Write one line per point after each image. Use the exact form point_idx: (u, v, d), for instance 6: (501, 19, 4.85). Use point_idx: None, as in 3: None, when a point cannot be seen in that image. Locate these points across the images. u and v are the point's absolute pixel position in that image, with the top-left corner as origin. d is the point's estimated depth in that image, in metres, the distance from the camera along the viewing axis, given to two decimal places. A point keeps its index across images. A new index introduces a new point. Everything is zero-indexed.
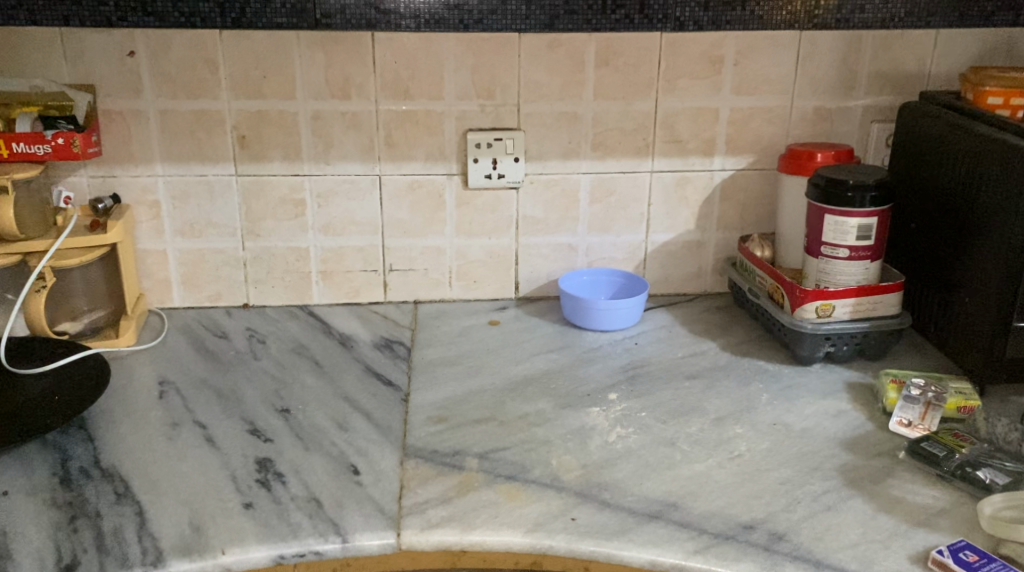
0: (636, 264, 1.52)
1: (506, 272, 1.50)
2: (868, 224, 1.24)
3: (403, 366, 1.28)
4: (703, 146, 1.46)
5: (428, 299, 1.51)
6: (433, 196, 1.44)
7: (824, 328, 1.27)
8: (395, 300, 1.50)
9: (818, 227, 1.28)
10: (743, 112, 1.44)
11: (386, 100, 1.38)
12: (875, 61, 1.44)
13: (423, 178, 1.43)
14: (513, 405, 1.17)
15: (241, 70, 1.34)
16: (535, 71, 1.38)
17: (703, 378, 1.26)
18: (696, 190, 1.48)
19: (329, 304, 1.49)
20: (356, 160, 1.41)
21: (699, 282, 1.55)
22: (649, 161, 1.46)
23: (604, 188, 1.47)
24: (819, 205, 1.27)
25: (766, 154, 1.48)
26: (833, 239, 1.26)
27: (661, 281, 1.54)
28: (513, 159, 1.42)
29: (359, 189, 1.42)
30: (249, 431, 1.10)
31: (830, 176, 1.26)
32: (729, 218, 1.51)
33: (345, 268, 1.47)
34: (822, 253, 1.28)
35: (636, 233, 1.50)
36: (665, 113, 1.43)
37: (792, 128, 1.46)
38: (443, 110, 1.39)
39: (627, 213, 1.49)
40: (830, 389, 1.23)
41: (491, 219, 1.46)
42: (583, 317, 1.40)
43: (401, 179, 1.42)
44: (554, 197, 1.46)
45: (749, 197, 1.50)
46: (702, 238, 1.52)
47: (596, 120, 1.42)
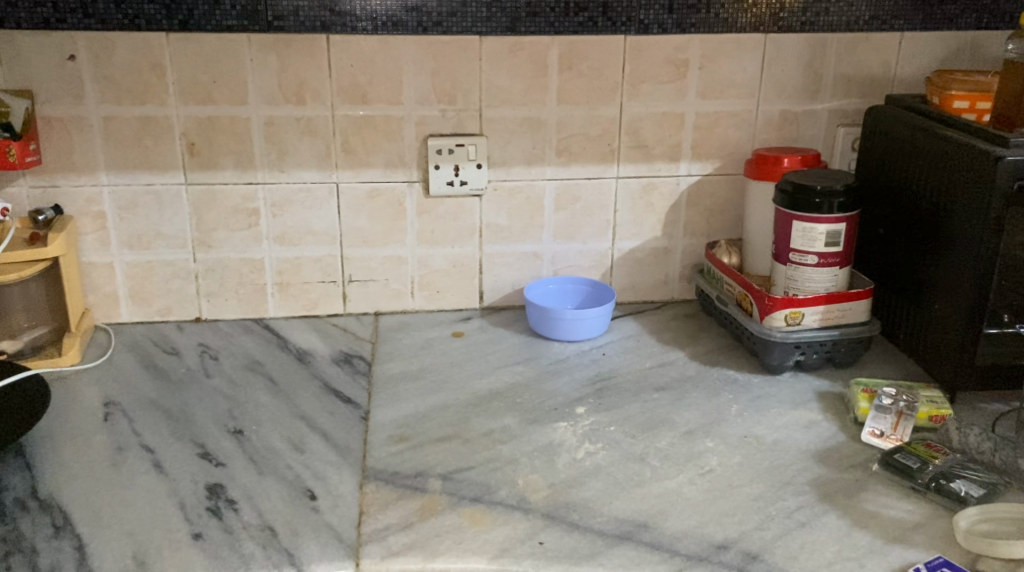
0: (602, 272, 1.49)
1: (469, 282, 1.46)
2: (836, 230, 1.23)
3: (363, 382, 1.23)
4: (668, 152, 1.43)
5: (389, 310, 1.46)
6: (393, 204, 1.39)
7: (793, 337, 1.24)
8: (354, 312, 1.45)
9: (786, 234, 1.25)
10: (710, 117, 1.42)
11: (343, 106, 1.33)
12: (841, 63, 1.42)
13: (383, 186, 1.38)
14: (477, 421, 1.13)
15: (189, 75, 1.28)
16: (497, 76, 1.35)
17: (672, 390, 1.22)
18: (662, 197, 1.46)
19: (286, 317, 1.43)
20: (313, 167, 1.36)
21: (666, 290, 1.52)
22: (615, 167, 1.42)
23: (569, 194, 1.43)
24: (787, 212, 1.24)
25: (732, 159, 1.45)
26: (801, 246, 1.24)
27: (627, 289, 1.51)
28: (475, 165, 1.38)
29: (316, 198, 1.37)
30: (199, 455, 1.04)
31: (797, 182, 1.24)
32: (695, 224, 1.48)
33: (303, 279, 1.42)
34: (791, 260, 1.26)
35: (602, 240, 1.47)
36: (630, 118, 1.40)
37: (758, 132, 1.44)
38: (403, 115, 1.35)
39: (592, 221, 1.45)
40: (801, 399, 1.20)
41: (454, 228, 1.42)
42: (548, 327, 1.36)
43: (359, 188, 1.38)
44: (517, 205, 1.42)
45: (715, 203, 1.47)
46: (669, 244, 1.49)
47: (560, 125, 1.39)
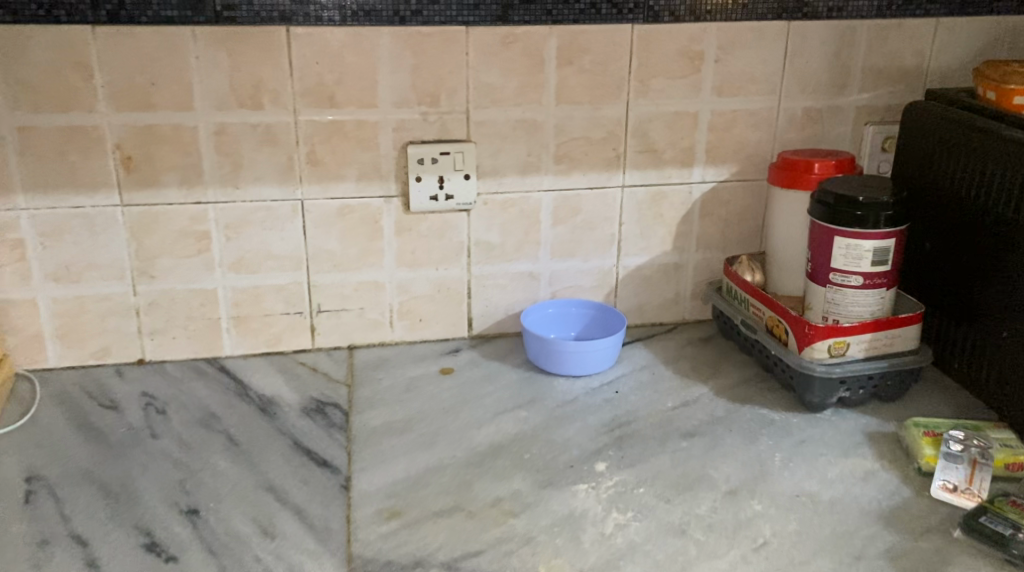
0: (606, 292, 1.31)
1: (455, 307, 1.28)
2: (885, 247, 1.07)
3: (340, 438, 1.04)
4: (679, 156, 1.26)
5: (365, 343, 1.27)
6: (368, 222, 1.21)
7: (838, 371, 1.08)
8: (324, 347, 1.26)
9: (825, 251, 1.10)
10: (726, 116, 1.25)
11: (307, 109, 1.13)
12: (870, 54, 1.25)
13: (355, 202, 1.19)
14: (481, 486, 0.95)
15: (123, 76, 1.08)
16: (488, 73, 1.16)
17: (703, 436, 1.06)
18: (673, 207, 1.28)
19: (244, 355, 1.23)
20: (272, 183, 1.16)
21: (677, 310, 1.35)
22: (620, 174, 1.25)
23: (569, 207, 1.25)
24: (827, 227, 1.09)
25: (751, 163, 1.28)
26: (844, 266, 1.08)
27: (634, 310, 1.34)
28: (463, 175, 1.20)
29: (277, 217, 1.18)
30: (145, 547, 0.85)
31: (838, 192, 1.08)
32: (709, 236, 1.31)
33: (263, 311, 1.22)
34: (831, 281, 1.10)
35: (606, 257, 1.29)
36: (637, 118, 1.22)
37: (780, 131, 1.27)
38: (378, 120, 1.16)
39: (595, 235, 1.28)
40: (850, 443, 1.04)
41: (438, 247, 1.24)
42: (549, 361, 1.19)
43: (328, 204, 1.19)
44: (510, 219, 1.25)
45: (732, 212, 1.30)
46: (680, 260, 1.32)
47: (559, 128, 1.21)
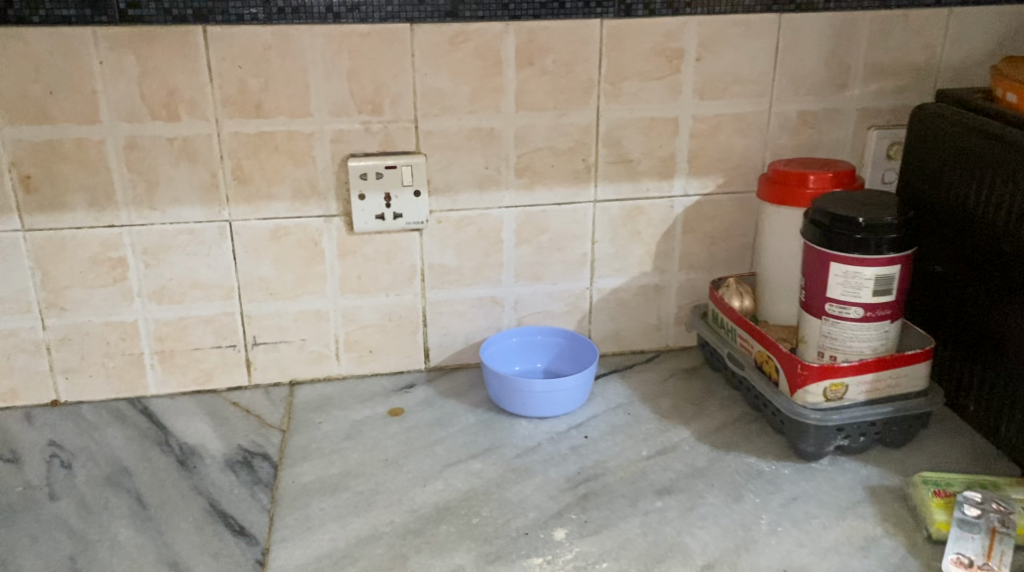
0: (579, 318, 1.18)
1: (409, 337, 1.14)
2: (888, 275, 0.93)
3: (264, 498, 0.91)
4: (657, 166, 1.12)
5: (307, 379, 1.13)
6: (306, 245, 1.07)
7: (835, 418, 0.94)
8: (261, 383, 1.13)
9: (821, 279, 0.96)
10: (710, 121, 1.11)
11: (231, 120, 1.00)
12: (872, 50, 1.11)
13: (290, 223, 1.06)
14: (419, 562, 0.82)
15: (15, 86, 0.94)
16: (437, 77, 1.03)
17: (679, 493, 0.92)
18: (652, 223, 1.15)
19: (171, 394, 1.11)
20: (194, 203, 1.03)
21: (658, 336, 1.21)
22: (591, 188, 1.11)
23: (534, 224, 1.12)
24: (822, 251, 0.95)
25: (739, 173, 1.14)
26: (841, 296, 0.95)
27: (610, 337, 1.20)
28: (412, 192, 1.07)
29: (202, 242, 1.05)
30: None
31: (835, 212, 0.95)
32: (693, 255, 1.17)
33: (191, 345, 1.09)
34: (827, 312, 0.97)
35: (578, 278, 1.16)
36: (609, 125, 1.08)
37: (771, 137, 1.13)
38: (313, 131, 1.02)
39: (564, 256, 1.14)
40: (849, 501, 0.91)
41: (386, 271, 1.10)
42: (512, 401, 1.05)
43: (260, 226, 1.05)
44: (468, 239, 1.11)
45: (717, 228, 1.17)
46: (660, 281, 1.18)
47: (520, 137, 1.07)
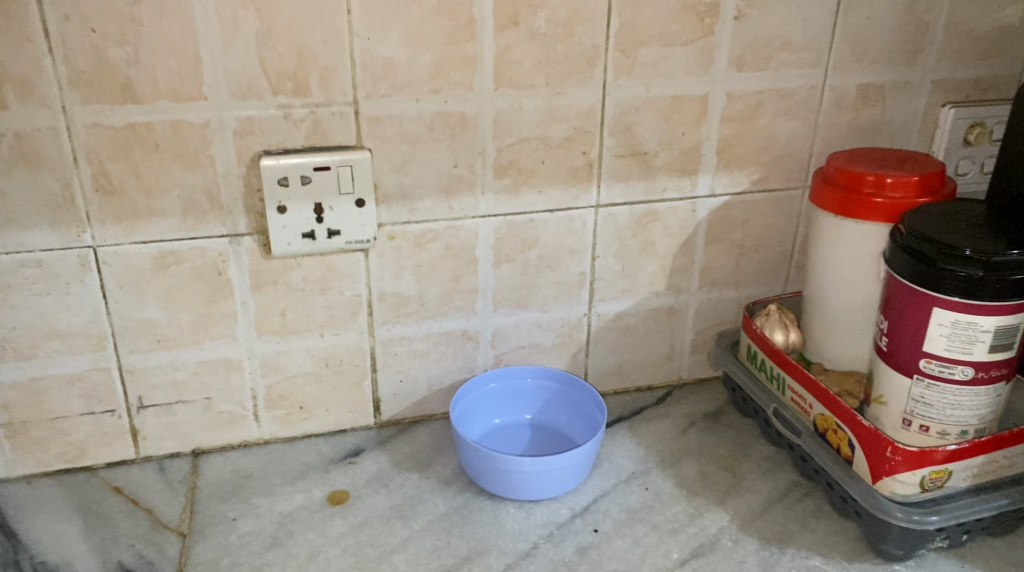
0: (573, 353, 0.92)
1: (352, 387, 0.87)
2: (1011, 327, 0.68)
3: None
4: (678, 159, 0.85)
5: (218, 446, 0.86)
6: (208, 275, 0.78)
7: (935, 519, 0.70)
8: (154, 455, 0.84)
9: (916, 327, 0.72)
10: (749, 100, 0.84)
11: (87, 107, 0.70)
12: (957, 4, 0.85)
13: (183, 247, 0.76)
14: None
15: None
16: (385, 42, 0.73)
17: None
18: (668, 232, 0.88)
19: (28, 477, 0.82)
20: (41, 225, 0.72)
21: (670, 369, 0.96)
22: (592, 189, 0.84)
23: (517, 238, 0.84)
24: (920, 292, 0.71)
25: (781, 166, 0.88)
26: (945, 352, 0.70)
27: (611, 373, 0.94)
28: (354, 201, 0.78)
29: (57, 277, 0.75)
30: None
31: (940, 240, 0.70)
32: (718, 270, 0.92)
33: (52, 413, 0.80)
34: (922, 371, 0.72)
35: (573, 303, 0.89)
36: (618, 106, 0.81)
37: (823, 119, 0.87)
38: (208, 121, 0.72)
39: (556, 277, 0.87)
40: None
41: (321, 306, 0.82)
42: (492, 482, 0.80)
43: (139, 253, 0.76)
44: (430, 260, 0.83)
45: (750, 235, 0.91)
46: (676, 303, 0.92)
47: (500, 125, 0.78)
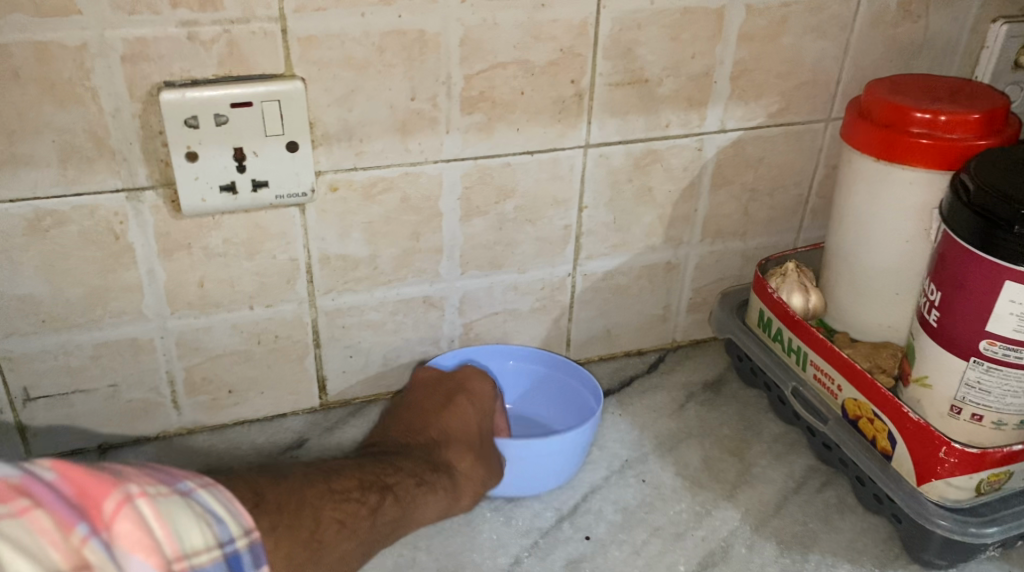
0: (553, 317, 0.78)
1: (291, 365, 0.73)
2: None
3: None
4: (686, 87, 0.70)
5: (130, 438, 0.71)
6: (100, 239, 0.62)
7: (994, 531, 0.59)
8: (49, 453, 0.69)
9: (975, 303, 0.59)
10: (772, 13, 0.68)
11: None
12: None
13: (64, 205, 0.60)
14: None
15: None
16: None
17: None
18: (669, 175, 0.73)
19: None
20: None
21: (663, 332, 0.83)
22: (583, 124, 0.68)
23: (490, 185, 0.69)
24: (983, 259, 0.58)
25: (804, 94, 0.74)
26: (1013, 333, 0.58)
27: (597, 338, 0.81)
28: (285, 144, 0.61)
29: None
30: None
31: (1009, 196, 0.57)
32: (724, 218, 0.78)
33: None
34: (981, 354, 0.60)
35: (555, 262, 0.75)
36: (617, 21, 0.65)
37: (856, 39, 0.72)
38: (85, 41, 0.55)
39: (536, 230, 0.72)
40: None
41: (248, 272, 0.67)
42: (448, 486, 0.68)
43: (4, 213, 0.59)
44: (383, 215, 0.67)
45: (763, 177, 0.77)
46: (674, 257, 0.78)
47: (469, 46, 0.62)
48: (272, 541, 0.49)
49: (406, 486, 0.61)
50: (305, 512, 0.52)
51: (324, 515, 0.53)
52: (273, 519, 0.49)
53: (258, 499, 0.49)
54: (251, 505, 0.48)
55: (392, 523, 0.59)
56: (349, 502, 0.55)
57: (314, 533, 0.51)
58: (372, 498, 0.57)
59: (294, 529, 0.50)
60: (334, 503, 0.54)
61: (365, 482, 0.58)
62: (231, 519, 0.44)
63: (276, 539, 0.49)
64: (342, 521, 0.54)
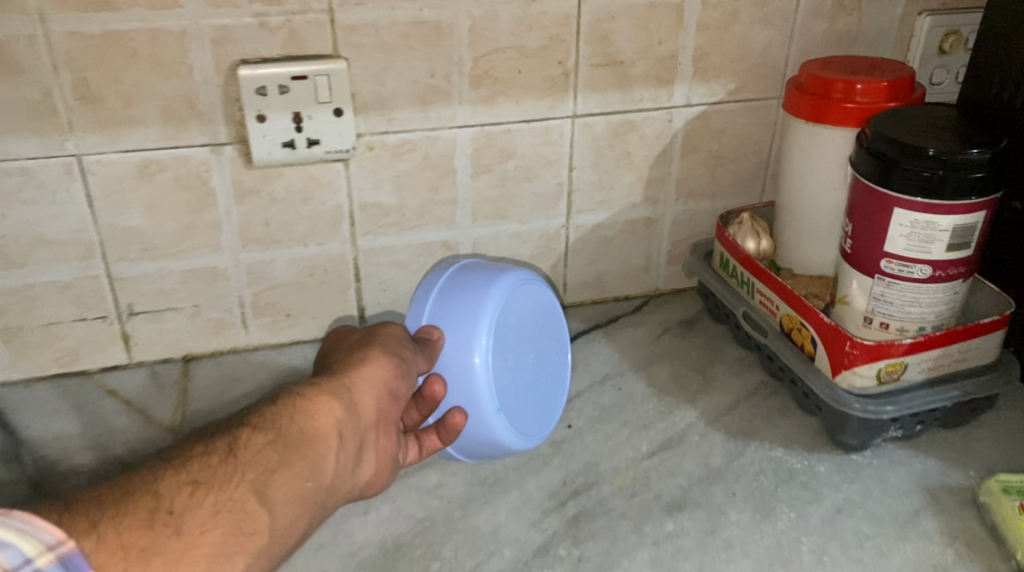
0: (551, 264, 0.94)
1: (336, 296, 0.90)
2: (968, 226, 0.71)
3: None
4: (655, 68, 0.86)
5: (208, 352, 0.89)
6: (190, 184, 0.80)
7: (889, 409, 0.74)
8: (145, 360, 0.88)
9: (876, 228, 0.74)
10: (724, 7, 0.84)
11: (61, 14, 0.70)
12: None
13: (164, 156, 0.78)
14: None
15: None
16: None
17: (695, 509, 0.72)
18: (644, 142, 0.89)
19: (26, 380, 0.85)
20: (22, 133, 0.74)
21: (647, 280, 0.98)
22: (569, 98, 0.85)
23: (495, 147, 0.86)
24: (879, 192, 0.73)
25: (757, 75, 0.89)
26: (904, 251, 0.73)
27: (589, 283, 0.97)
28: (332, 110, 0.79)
29: (41, 184, 0.77)
30: None
31: (900, 142, 0.72)
32: (694, 180, 0.93)
33: (45, 319, 0.83)
34: (882, 271, 0.74)
35: (551, 215, 0.91)
36: (594, 14, 0.81)
37: (798, 29, 0.88)
38: (184, 29, 0.73)
39: (533, 186, 0.89)
40: (906, 512, 0.72)
41: (302, 215, 0.84)
42: (472, 448, 0.75)
43: (121, 161, 0.77)
44: (409, 170, 0.85)
45: (726, 145, 0.92)
46: (653, 213, 0.94)
47: (474, 34, 0.79)
48: (96, 535, 0.52)
49: (256, 433, 0.61)
50: (141, 494, 0.55)
51: (166, 488, 0.55)
52: (96, 519, 0.52)
53: (67, 515, 0.52)
54: (59, 514, 0.52)
55: (259, 454, 0.60)
56: (192, 465, 0.57)
57: (158, 509, 0.54)
58: (216, 449, 0.59)
59: (125, 517, 0.53)
60: (176, 474, 0.56)
61: (210, 444, 0.60)
62: (27, 539, 0.48)
63: (98, 536, 0.52)
64: (194, 483, 0.56)
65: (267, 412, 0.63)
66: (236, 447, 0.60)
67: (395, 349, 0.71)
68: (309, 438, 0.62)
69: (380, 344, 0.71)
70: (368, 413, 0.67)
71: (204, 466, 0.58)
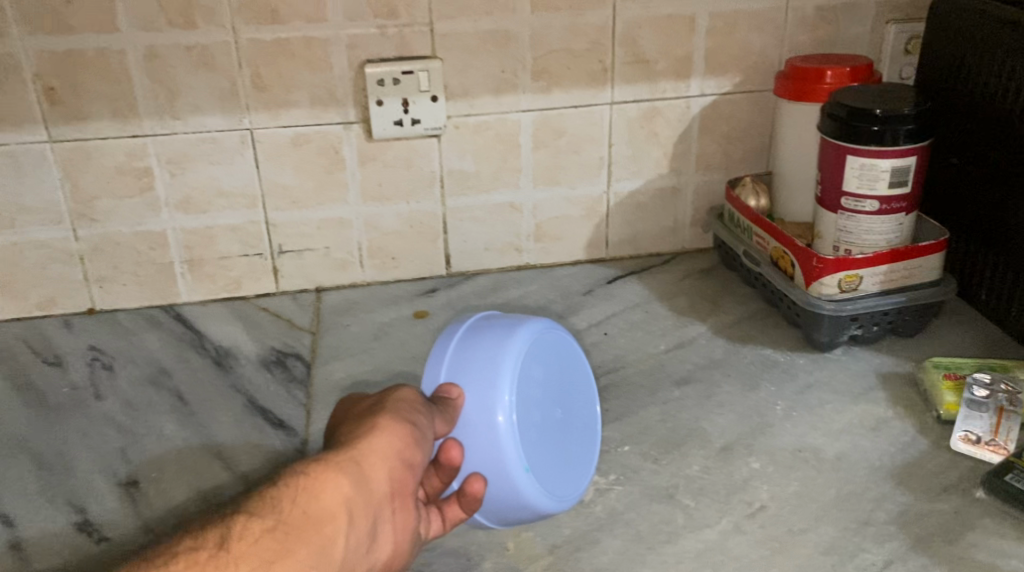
0: (596, 223, 1.20)
1: (430, 244, 1.17)
2: (905, 167, 0.94)
3: (299, 395, 0.97)
4: (674, 66, 1.12)
5: (333, 285, 1.17)
6: (327, 152, 1.09)
7: (849, 308, 0.97)
8: (288, 289, 1.16)
9: (838, 174, 0.97)
10: (727, 17, 1.10)
11: (246, 26, 1.01)
12: None
13: (310, 131, 1.07)
14: None
15: None
16: None
17: (698, 383, 0.96)
18: (669, 125, 1.15)
19: (202, 302, 1.14)
20: (214, 111, 1.04)
21: (675, 239, 1.23)
22: (608, 89, 1.12)
23: (552, 127, 1.13)
24: (838, 144, 0.96)
25: (756, 72, 1.15)
26: (858, 189, 0.96)
27: (628, 240, 1.22)
28: (430, 97, 1.08)
29: (223, 150, 1.07)
30: (76, 526, 0.80)
31: (852, 105, 0.94)
32: (710, 156, 1.18)
33: (219, 253, 1.12)
34: (843, 207, 0.98)
35: (596, 182, 1.17)
36: (626, 24, 1.08)
37: (787, 35, 1.13)
38: (328, 36, 1.03)
39: (582, 159, 1.15)
40: (860, 387, 0.95)
41: (406, 178, 1.12)
42: (501, 511, 0.74)
43: (280, 133, 1.07)
44: (486, 144, 1.12)
45: (734, 128, 1.17)
46: (677, 183, 1.19)
47: (535, 39, 1.07)
48: None
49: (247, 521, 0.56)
50: None
51: None
52: None
53: None
54: None
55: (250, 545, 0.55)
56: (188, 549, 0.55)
57: None
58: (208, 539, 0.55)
59: None
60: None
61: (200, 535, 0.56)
62: None
63: None
64: None
65: (266, 495, 0.59)
66: (229, 540, 0.55)
67: (400, 414, 0.67)
68: (313, 521, 0.58)
69: (390, 410, 0.66)
70: (378, 488, 0.62)
71: (191, 563, 0.54)
